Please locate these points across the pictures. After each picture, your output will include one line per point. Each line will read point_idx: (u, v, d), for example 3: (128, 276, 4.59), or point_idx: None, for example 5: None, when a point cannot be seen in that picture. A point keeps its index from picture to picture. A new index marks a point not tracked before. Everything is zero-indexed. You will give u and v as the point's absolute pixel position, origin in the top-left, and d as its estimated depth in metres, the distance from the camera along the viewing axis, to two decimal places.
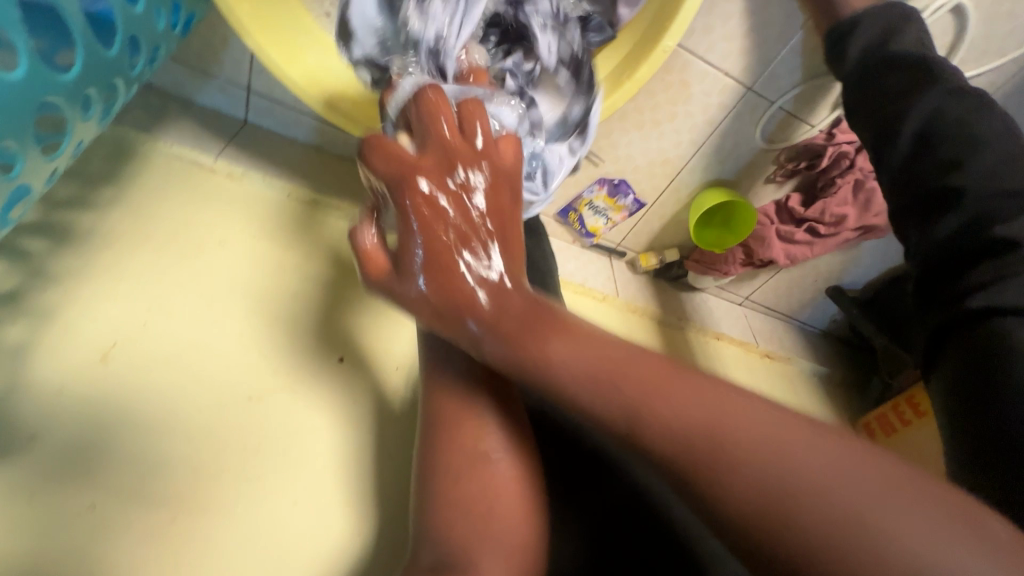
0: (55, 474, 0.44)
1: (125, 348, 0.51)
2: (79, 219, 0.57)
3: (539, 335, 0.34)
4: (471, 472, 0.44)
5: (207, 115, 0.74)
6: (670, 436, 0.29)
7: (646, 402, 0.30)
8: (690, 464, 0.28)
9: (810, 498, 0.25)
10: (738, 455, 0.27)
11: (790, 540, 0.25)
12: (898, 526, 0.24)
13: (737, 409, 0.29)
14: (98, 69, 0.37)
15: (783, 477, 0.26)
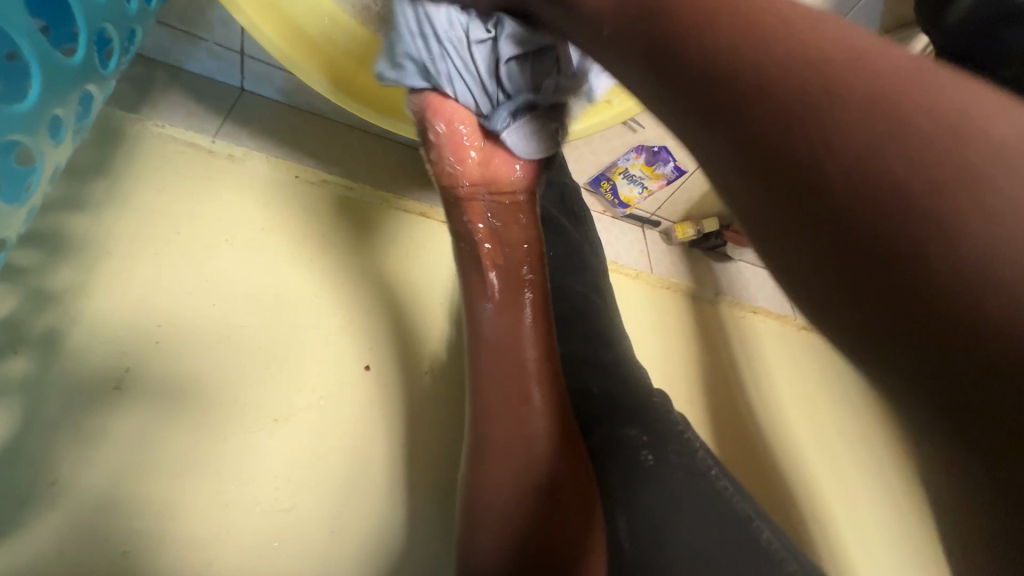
0: (78, 521, 0.41)
1: (138, 374, 0.47)
2: (71, 224, 0.51)
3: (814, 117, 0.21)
4: (519, 494, 0.41)
5: (200, 85, 0.66)
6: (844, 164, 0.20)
7: (852, 53, 0.21)
8: (881, 97, 0.20)
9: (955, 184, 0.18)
10: (884, 113, 0.20)
11: (977, 273, 0.17)
12: None
13: (955, 90, 0.19)
14: (59, 83, 0.32)
15: (936, 99, 0.19)
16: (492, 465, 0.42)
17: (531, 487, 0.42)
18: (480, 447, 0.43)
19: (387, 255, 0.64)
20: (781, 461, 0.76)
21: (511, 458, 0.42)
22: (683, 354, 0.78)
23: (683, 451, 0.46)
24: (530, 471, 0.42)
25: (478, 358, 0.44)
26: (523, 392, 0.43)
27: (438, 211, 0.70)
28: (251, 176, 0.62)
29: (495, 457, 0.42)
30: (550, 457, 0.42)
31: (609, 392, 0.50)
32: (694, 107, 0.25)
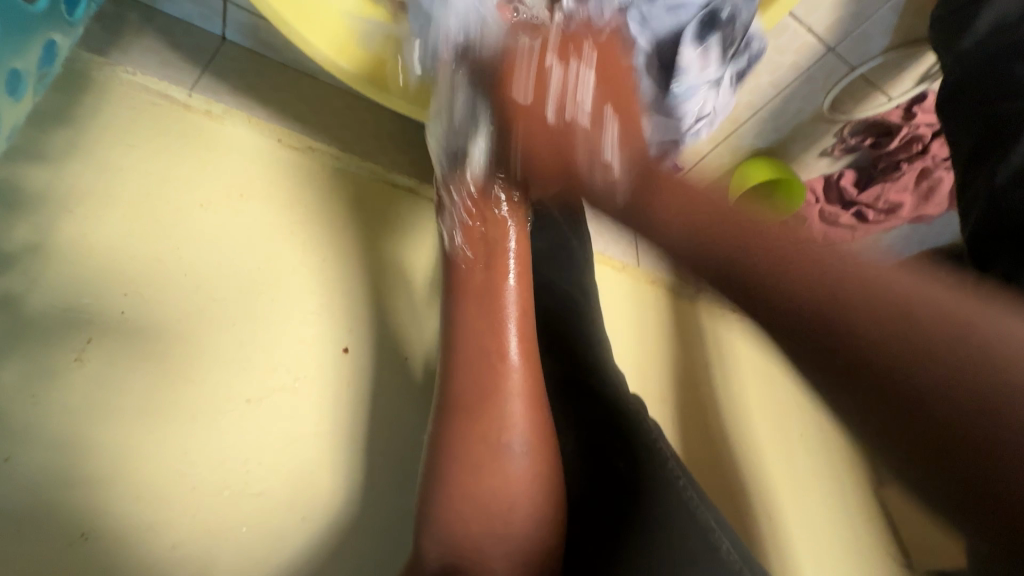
0: (28, 500, 0.39)
1: (101, 346, 0.44)
2: (28, 175, 0.47)
3: (802, 268, 0.30)
4: (486, 456, 0.42)
5: (176, 29, 0.60)
6: (797, 294, 0.29)
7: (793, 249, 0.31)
8: (737, 223, 0.32)
9: (934, 330, 0.26)
10: (863, 300, 0.28)
11: (882, 347, 0.27)
12: (898, 285, 0.28)
13: (861, 268, 0.29)
14: (20, 32, 0.28)
15: (843, 281, 0.29)
16: (471, 435, 0.43)
17: (515, 456, 0.43)
18: (451, 403, 0.44)
19: (374, 230, 0.62)
20: (743, 461, 0.78)
21: (485, 412, 0.43)
22: (659, 350, 0.79)
23: (651, 458, 0.46)
24: (503, 436, 0.43)
25: (457, 329, 0.46)
26: (501, 355, 0.45)
27: (428, 188, 0.68)
28: (232, 136, 0.58)
29: (473, 421, 0.43)
30: (519, 421, 0.43)
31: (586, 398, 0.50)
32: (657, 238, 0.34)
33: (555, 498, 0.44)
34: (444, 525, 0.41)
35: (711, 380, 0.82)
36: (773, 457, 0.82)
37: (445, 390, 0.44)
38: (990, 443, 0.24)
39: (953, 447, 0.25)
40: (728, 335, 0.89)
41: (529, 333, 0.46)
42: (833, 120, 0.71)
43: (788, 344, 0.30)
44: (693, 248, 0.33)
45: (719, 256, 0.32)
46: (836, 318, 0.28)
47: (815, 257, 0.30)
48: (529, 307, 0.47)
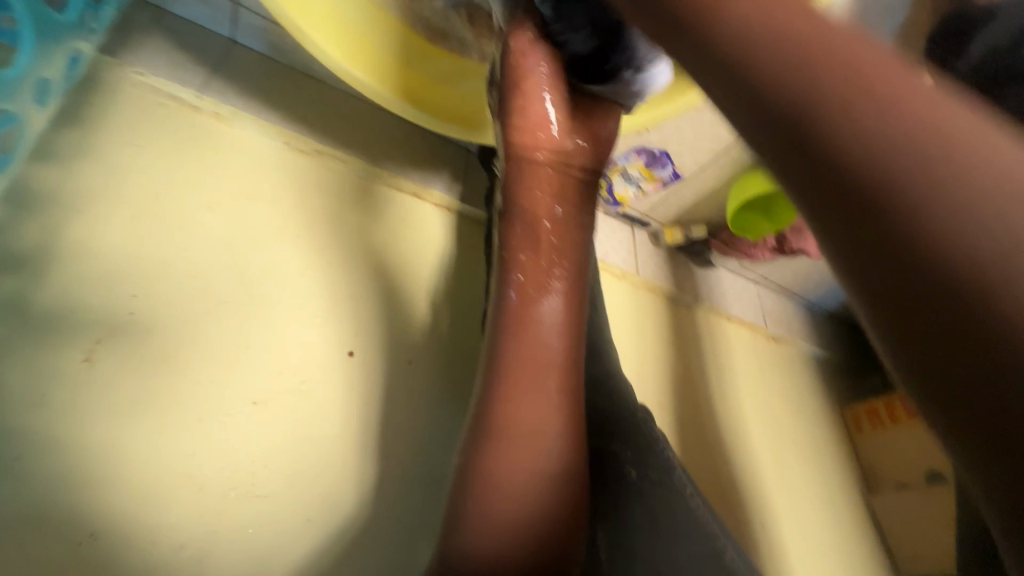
0: (36, 500, 0.39)
1: (110, 347, 0.45)
2: (38, 175, 0.48)
3: (832, 73, 0.20)
4: (524, 486, 0.38)
5: (185, 31, 0.61)
6: (870, 170, 0.19)
7: (835, 51, 0.20)
8: (789, 58, 0.21)
9: (941, 132, 0.18)
10: (870, 110, 0.19)
11: (905, 188, 0.18)
12: (915, 116, 0.19)
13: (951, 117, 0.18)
14: (50, 40, 0.31)
15: (898, 113, 0.19)
16: (504, 449, 0.39)
17: (548, 479, 0.39)
18: (489, 428, 0.40)
19: (380, 234, 0.62)
20: (738, 467, 0.79)
21: (527, 443, 0.39)
22: (657, 357, 0.80)
23: (661, 467, 0.48)
24: (540, 456, 0.39)
25: (501, 350, 0.43)
26: (547, 384, 0.41)
27: (433, 192, 0.69)
28: (240, 138, 0.59)
29: (512, 439, 0.40)
30: (561, 448, 0.40)
31: (598, 408, 0.51)
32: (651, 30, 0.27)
33: (579, 522, 0.40)
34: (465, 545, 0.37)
35: (708, 387, 0.83)
36: (767, 463, 0.83)
37: (481, 405, 0.42)
38: (934, 263, 0.17)
39: (893, 243, 0.18)
40: (724, 342, 0.90)
41: (574, 364, 0.43)
42: None
43: (753, 136, 0.22)
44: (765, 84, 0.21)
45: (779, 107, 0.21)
46: (872, 189, 0.18)
47: (825, 40, 0.21)
48: (575, 323, 0.45)
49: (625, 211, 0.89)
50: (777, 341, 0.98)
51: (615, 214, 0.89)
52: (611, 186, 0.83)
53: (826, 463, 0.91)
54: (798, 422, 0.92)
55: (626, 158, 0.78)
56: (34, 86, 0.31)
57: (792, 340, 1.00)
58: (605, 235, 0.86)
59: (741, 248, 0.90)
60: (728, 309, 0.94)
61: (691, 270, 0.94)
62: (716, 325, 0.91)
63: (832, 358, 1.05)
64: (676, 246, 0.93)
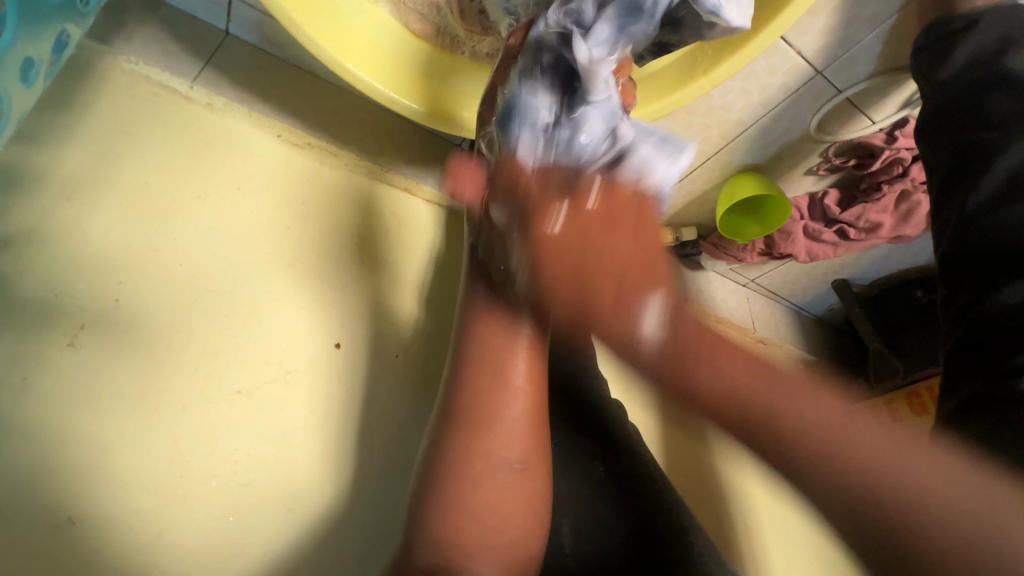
0: (16, 485, 0.39)
1: (95, 333, 0.45)
2: (26, 160, 0.47)
3: (803, 395, 0.31)
4: (483, 477, 0.44)
5: (179, 21, 0.61)
6: (731, 412, 0.31)
7: (765, 413, 0.31)
8: (692, 349, 0.32)
9: (902, 510, 0.28)
10: (729, 389, 0.31)
11: (866, 504, 0.29)
12: (799, 415, 0.31)
13: (788, 395, 0.31)
14: (37, 20, 0.30)
15: (721, 373, 0.32)
16: (467, 441, 0.45)
17: (509, 467, 0.45)
18: (458, 419, 0.46)
19: (370, 229, 0.63)
20: None
21: (487, 432, 0.45)
22: None
23: (633, 463, 0.48)
24: (499, 451, 0.45)
25: (467, 346, 0.48)
26: (512, 377, 0.47)
27: (424, 189, 0.69)
28: (232, 129, 0.59)
29: (476, 436, 0.45)
30: (518, 440, 0.46)
31: (580, 405, 0.52)
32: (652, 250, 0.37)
33: (541, 518, 0.45)
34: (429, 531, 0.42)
35: None
36: None
37: (450, 396, 0.47)
38: (822, 495, 0.30)
39: (879, 547, 0.29)
40: None
41: (540, 358, 0.49)
42: (819, 140, 0.74)
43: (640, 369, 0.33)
44: (666, 364, 0.32)
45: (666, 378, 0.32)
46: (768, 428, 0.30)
47: (685, 352, 0.32)
48: (540, 349, 0.49)
49: None
50: (764, 344, 0.99)
51: None
52: None
53: None
54: None
55: None
56: (16, 65, 0.30)
57: (779, 344, 1.01)
58: None
59: (730, 251, 0.91)
60: (716, 312, 0.95)
61: (680, 273, 0.95)
62: (704, 327, 0.92)
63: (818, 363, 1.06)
64: (666, 248, 0.94)
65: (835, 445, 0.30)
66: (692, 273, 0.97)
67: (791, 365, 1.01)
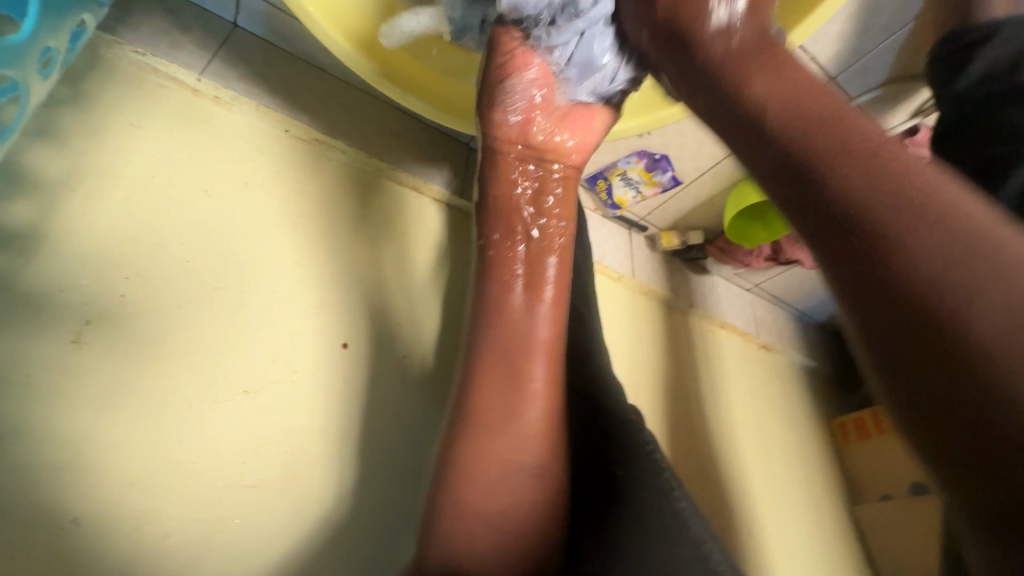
0: (18, 484, 0.38)
1: (100, 330, 0.44)
2: (30, 151, 0.46)
3: (910, 220, 0.26)
4: (493, 465, 0.42)
5: (187, 12, 0.60)
6: (1000, 351, 0.22)
7: (874, 144, 0.29)
8: (961, 288, 0.24)
9: (963, 242, 0.25)
10: (949, 252, 0.25)
11: (939, 306, 0.24)
12: (1012, 248, 0.24)
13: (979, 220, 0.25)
14: (57, 12, 0.31)
15: (967, 251, 0.24)
16: (485, 442, 0.43)
17: (525, 471, 0.43)
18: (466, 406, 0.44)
19: (378, 227, 0.62)
20: (727, 474, 0.79)
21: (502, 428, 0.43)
22: (650, 360, 0.80)
23: (649, 470, 0.46)
24: (514, 440, 0.43)
25: (480, 349, 0.46)
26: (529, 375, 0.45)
27: (432, 187, 0.68)
28: (239, 124, 0.58)
29: (489, 435, 0.43)
30: (532, 436, 0.43)
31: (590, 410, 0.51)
32: (729, 110, 0.35)
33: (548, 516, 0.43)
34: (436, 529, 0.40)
35: (699, 391, 0.84)
36: (755, 469, 0.84)
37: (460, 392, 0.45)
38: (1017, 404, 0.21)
39: (935, 346, 0.23)
40: (716, 349, 0.91)
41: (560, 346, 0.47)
42: None
43: (872, 339, 0.25)
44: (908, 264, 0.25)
45: (927, 332, 0.23)
46: (938, 327, 0.23)
47: (921, 208, 0.26)
48: (558, 338, 0.47)
49: (623, 214, 0.89)
50: (767, 349, 0.99)
51: (613, 217, 0.89)
52: (609, 189, 0.82)
53: (813, 473, 0.92)
54: (787, 430, 0.93)
55: (626, 161, 0.79)
56: (38, 55, 0.31)
57: (782, 349, 1.01)
58: (602, 238, 0.86)
59: (737, 255, 0.91)
60: (721, 316, 0.95)
61: (686, 276, 0.95)
62: (709, 331, 0.91)
63: (820, 368, 1.06)
64: (672, 251, 0.94)
65: (1017, 276, 0.23)
66: (698, 277, 0.97)
67: (794, 370, 1.01)
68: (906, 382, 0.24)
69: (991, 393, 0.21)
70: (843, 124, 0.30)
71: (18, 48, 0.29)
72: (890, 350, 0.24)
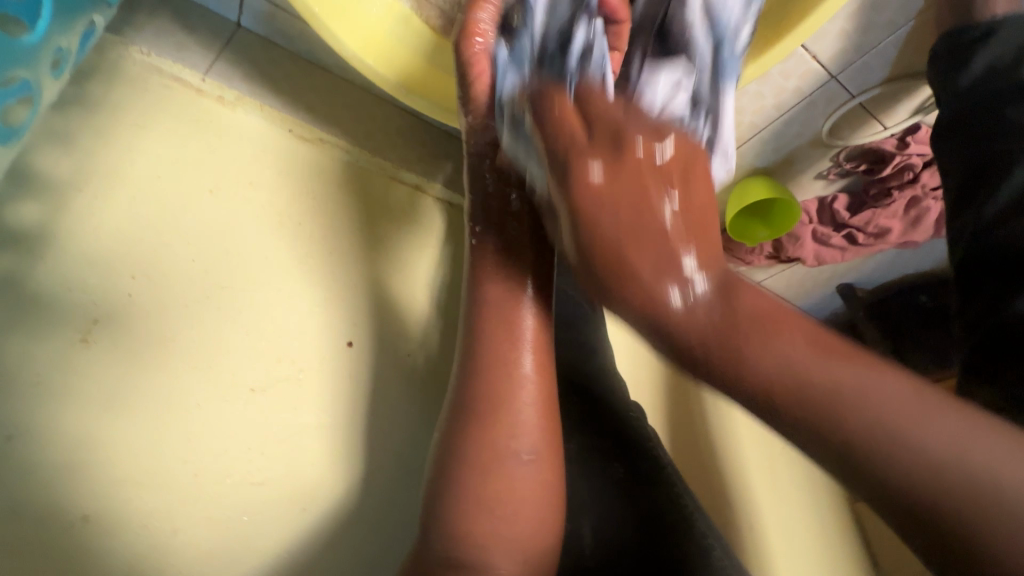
0: (30, 480, 0.38)
1: (108, 328, 0.44)
2: (38, 151, 0.47)
3: (756, 333, 0.28)
4: (499, 467, 0.41)
5: (192, 13, 0.60)
6: (772, 379, 0.27)
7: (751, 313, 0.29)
8: (772, 318, 0.29)
9: (757, 330, 0.29)
10: (750, 334, 0.28)
11: (939, 505, 0.24)
12: (823, 373, 0.27)
13: (784, 312, 0.29)
14: (66, 14, 0.32)
15: (765, 312, 0.29)
16: (488, 437, 0.42)
17: (529, 463, 0.42)
18: (466, 411, 0.43)
19: (383, 225, 0.62)
20: (728, 471, 0.80)
21: (494, 425, 0.42)
22: (652, 358, 0.80)
23: (653, 470, 0.48)
24: (511, 442, 0.42)
25: (476, 348, 0.45)
26: (524, 372, 0.44)
27: (435, 186, 0.69)
28: (242, 124, 0.59)
29: (489, 433, 0.42)
30: (531, 430, 0.43)
31: (595, 406, 0.51)
32: (581, 144, 0.35)
33: (555, 512, 0.42)
34: (447, 529, 0.39)
35: (701, 389, 0.84)
36: (756, 466, 0.84)
37: (459, 392, 0.44)
38: (868, 467, 0.25)
39: (929, 527, 0.24)
40: None
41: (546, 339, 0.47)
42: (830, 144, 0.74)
43: (676, 364, 0.31)
44: (707, 331, 0.29)
45: (697, 354, 0.29)
46: (776, 388, 0.27)
47: (755, 307, 0.29)
48: (545, 328, 0.47)
49: None
50: None
51: None
52: None
53: (814, 470, 0.92)
54: None
55: None
56: (49, 57, 0.31)
57: None
58: None
59: (738, 253, 0.91)
60: None
61: None
62: None
63: None
64: None
65: (842, 391, 0.26)
66: None
67: None
68: (767, 418, 0.28)
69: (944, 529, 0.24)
70: (702, 222, 0.32)
71: (27, 50, 0.29)
72: (722, 388, 0.29)
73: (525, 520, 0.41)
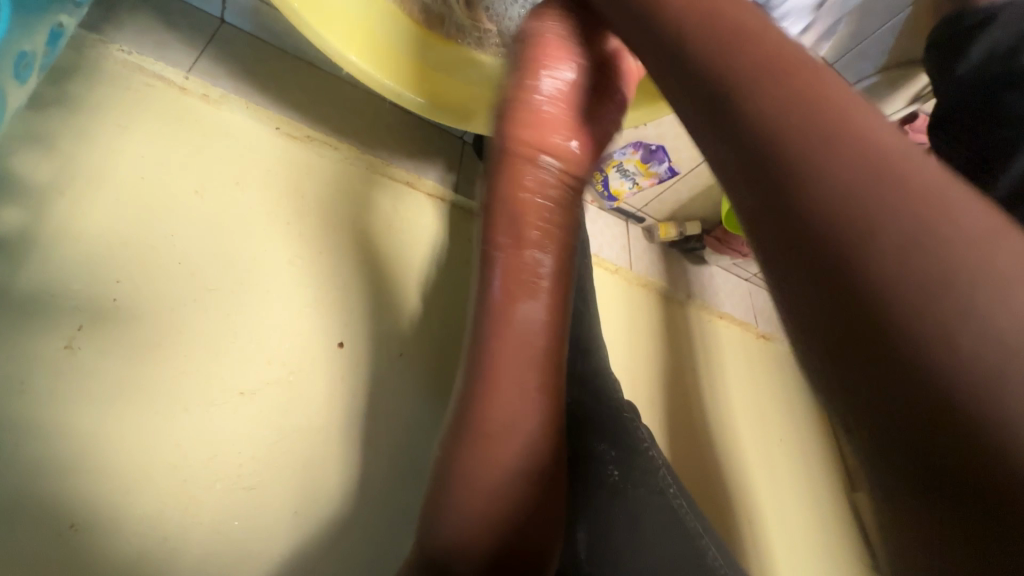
0: (16, 490, 0.38)
1: (94, 335, 0.44)
2: (18, 155, 0.46)
3: (854, 239, 0.19)
4: (498, 479, 0.41)
5: (174, 10, 0.59)
6: (901, 288, 0.17)
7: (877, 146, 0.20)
8: (861, 207, 0.19)
9: (963, 256, 0.17)
10: (901, 223, 0.18)
11: (974, 388, 0.16)
12: (867, 198, 0.19)
13: (932, 181, 0.19)
14: (31, 17, 0.31)
15: (914, 192, 0.19)
16: (486, 450, 0.42)
17: (530, 477, 0.42)
18: (468, 419, 0.43)
19: (374, 223, 0.61)
20: (725, 464, 0.80)
21: (496, 437, 0.42)
22: (648, 352, 0.80)
23: (647, 469, 0.47)
24: (514, 456, 0.42)
25: (485, 351, 0.44)
26: (531, 384, 0.43)
27: (427, 182, 0.68)
28: (229, 122, 0.57)
29: (490, 447, 0.42)
30: (535, 444, 0.43)
31: (584, 408, 0.51)
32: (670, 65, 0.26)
33: (551, 523, 0.43)
34: (443, 534, 0.40)
35: (698, 382, 0.83)
36: (753, 458, 0.84)
37: (464, 401, 0.44)
38: (937, 392, 0.16)
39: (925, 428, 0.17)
40: (714, 338, 0.91)
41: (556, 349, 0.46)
42: None
43: (802, 313, 0.20)
44: (827, 214, 0.19)
45: (849, 295, 0.18)
46: (908, 348, 0.17)
47: (885, 156, 0.20)
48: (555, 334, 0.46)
49: (620, 206, 0.88)
50: (766, 338, 0.99)
51: (610, 209, 0.89)
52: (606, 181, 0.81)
53: (812, 461, 0.92)
54: (785, 419, 0.93)
55: (622, 153, 0.78)
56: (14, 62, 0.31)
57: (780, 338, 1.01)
58: (599, 231, 0.85)
59: (735, 245, 0.90)
60: (719, 307, 0.95)
61: (684, 267, 0.94)
62: (707, 321, 0.91)
63: None
64: (670, 242, 0.93)
65: (940, 254, 0.18)
66: (696, 268, 0.97)
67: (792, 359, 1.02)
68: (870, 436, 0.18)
69: (985, 443, 0.15)
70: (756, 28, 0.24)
71: None
72: (818, 333, 0.19)
73: (523, 531, 0.41)
